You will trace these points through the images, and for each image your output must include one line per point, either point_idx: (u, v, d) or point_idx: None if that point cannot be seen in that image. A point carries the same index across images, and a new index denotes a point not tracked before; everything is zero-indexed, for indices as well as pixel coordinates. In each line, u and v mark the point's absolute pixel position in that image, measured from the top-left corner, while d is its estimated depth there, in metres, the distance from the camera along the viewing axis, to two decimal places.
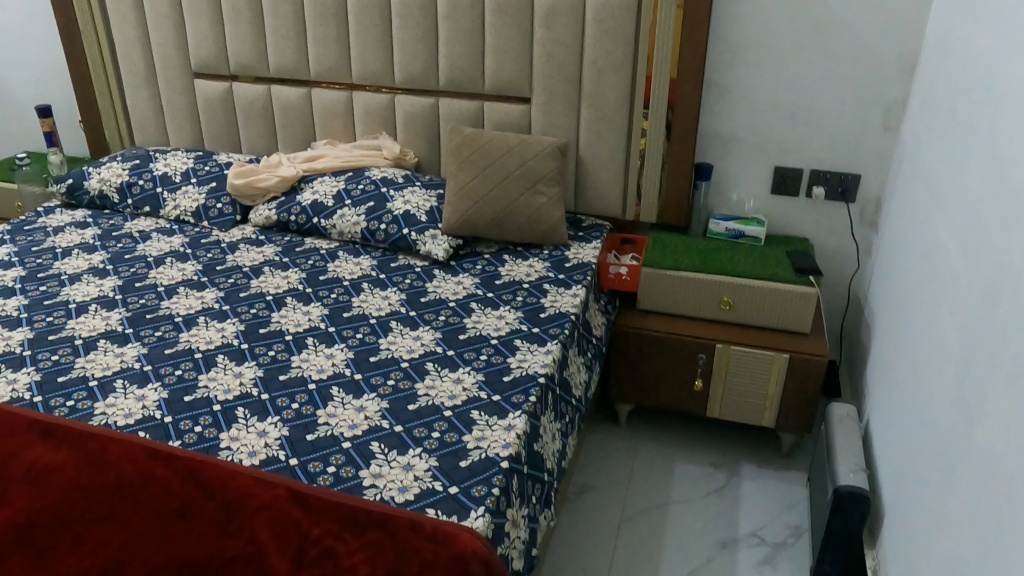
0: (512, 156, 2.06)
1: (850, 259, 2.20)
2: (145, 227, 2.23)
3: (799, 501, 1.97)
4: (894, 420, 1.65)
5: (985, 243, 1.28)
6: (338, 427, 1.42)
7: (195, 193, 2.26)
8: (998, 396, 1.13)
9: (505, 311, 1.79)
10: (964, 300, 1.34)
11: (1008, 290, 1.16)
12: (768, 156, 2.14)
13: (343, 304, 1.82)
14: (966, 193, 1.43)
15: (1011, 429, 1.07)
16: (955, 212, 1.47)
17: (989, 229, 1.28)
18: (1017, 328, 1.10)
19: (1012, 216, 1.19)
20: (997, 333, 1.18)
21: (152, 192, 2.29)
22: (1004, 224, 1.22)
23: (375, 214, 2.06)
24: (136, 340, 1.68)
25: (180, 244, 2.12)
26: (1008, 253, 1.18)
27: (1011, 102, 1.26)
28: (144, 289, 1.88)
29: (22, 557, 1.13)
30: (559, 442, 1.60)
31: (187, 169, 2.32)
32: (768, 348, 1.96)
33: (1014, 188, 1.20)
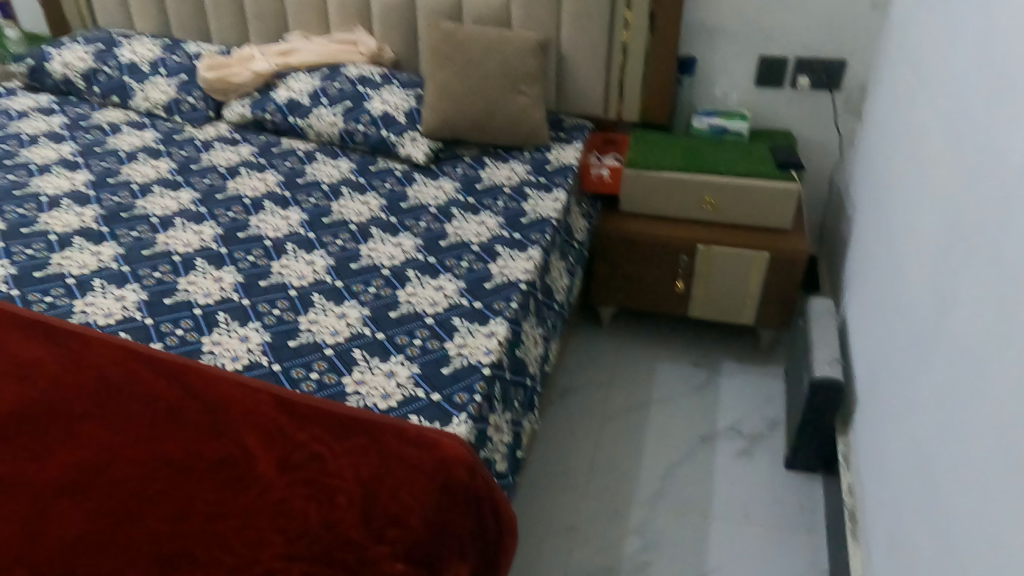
0: (492, 54, 1.98)
1: (835, 152, 2.17)
2: (114, 118, 2.14)
3: (776, 396, 2.03)
4: (870, 310, 1.68)
5: (968, 134, 1.27)
6: (320, 334, 1.42)
7: (165, 84, 2.16)
8: (974, 285, 1.15)
9: (486, 217, 1.76)
10: (944, 192, 1.34)
11: (991, 178, 1.15)
12: (754, 45, 2.07)
13: (322, 209, 1.79)
14: (951, 81, 1.39)
15: (987, 317, 1.09)
16: (940, 101, 1.44)
17: (972, 120, 1.26)
18: (998, 218, 1.10)
19: (998, 103, 1.16)
20: (977, 224, 1.18)
21: (118, 82, 2.19)
22: (989, 112, 1.19)
23: (353, 114, 2.00)
24: (112, 239, 1.65)
25: (152, 139, 2.04)
26: (992, 141, 1.16)
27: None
28: (117, 186, 1.83)
29: (12, 447, 1.15)
30: (542, 346, 1.61)
31: (155, 59, 2.21)
32: (749, 248, 1.96)
33: (1001, 70, 1.17)
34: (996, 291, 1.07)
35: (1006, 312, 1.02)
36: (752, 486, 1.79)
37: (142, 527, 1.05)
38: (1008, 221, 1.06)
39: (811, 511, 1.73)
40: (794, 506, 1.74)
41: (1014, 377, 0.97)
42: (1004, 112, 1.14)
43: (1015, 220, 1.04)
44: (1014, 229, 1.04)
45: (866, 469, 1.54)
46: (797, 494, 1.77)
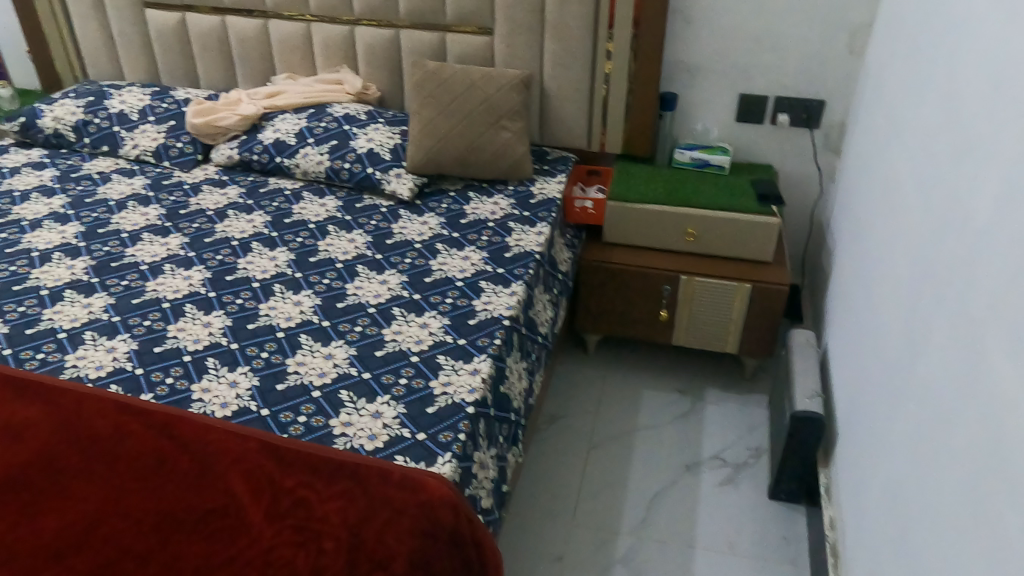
0: (475, 90, 2.02)
1: (814, 185, 2.21)
2: (105, 167, 2.17)
3: (761, 425, 2.06)
4: (849, 345, 1.72)
5: (939, 181, 1.31)
6: (307, 376, 1.45)
7: (154, 132, 2.20)
8: (945, 331, 1.18)
9: (470, 252, 1.79)
10: (917, 236, 1.38)
11: (959, 228, 1.19)
12: (733, 83, 2.12)
13: (308, 248, 1.82)
14: (922, 128, 1.44)
15: (955, 364, 1.12)
16: (912, 146, 1.48)
17: (942, 168, 1.30)
18: (966, 268, 1.14)
19: (966, 155, 1.21)
20: (946, 272, 1.22)
21: (108, 131, 2.22)
22: (958, 163, 1.24)
23: (339, 152, 2.03)
24: (102, 290, 1.67)
25: (142, 186, 2.07)
26: (962, 194, 1.20)
27: (974, 41, 1.26)
28: (107, 235, 1.86)
29: (7, 512, 1.17)
30: (526, 380, 1.64)
31: (144, 107, 2.26)
32: (731, 278, 1.99)
33: (970, 128, 1.21)
34: (965, 338, 1.10)
35: (975, 364, 1.05)
36: (737, 516, 1.82)
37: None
38: (977, 273, 1.10)
39: (794, 541, 1.76)
40: (778, 536, 1.77)
41: (980, 427, 1.00)
42: (972, 165, 1.18)
43: (983, 272, 1.08)
44: (982, 282, 1.08)
45: (846, 502, 1.57)
46: (780, 525, 1.80)
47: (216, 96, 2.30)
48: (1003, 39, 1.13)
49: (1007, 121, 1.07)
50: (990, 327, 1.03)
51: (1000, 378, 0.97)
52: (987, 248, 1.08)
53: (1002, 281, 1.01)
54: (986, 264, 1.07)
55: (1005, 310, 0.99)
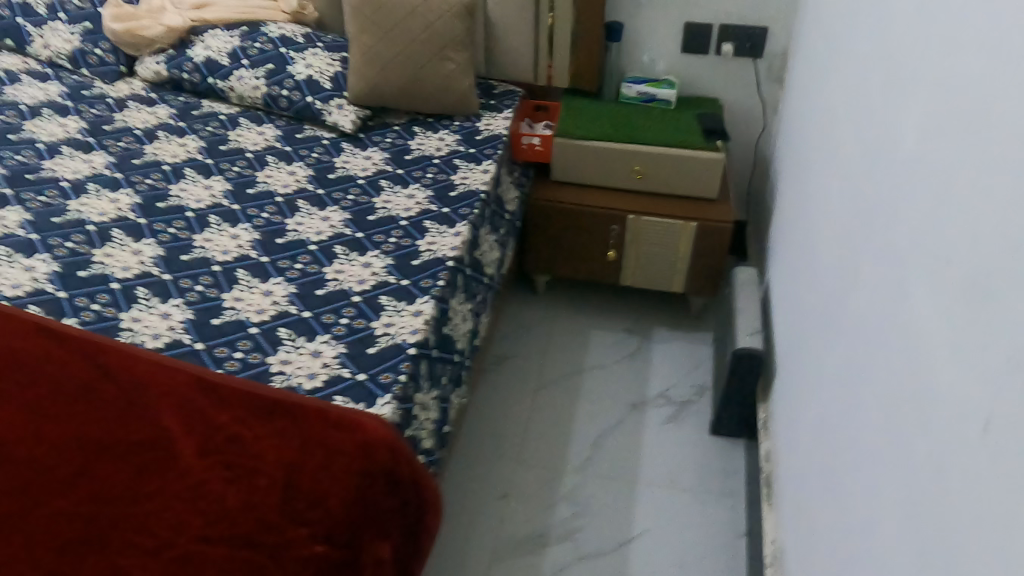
0: (417, 18, 1.90)
1: (758, 119, 2.20)
2: (12, 65, 2.04)
3: (705, 362, 2.08)
4: (788, 282, 1.74)
5: (873, 114, 1.30)
6: (245, 313, 1.37)
7: (66, 32, 2.05)
8: (875, 263, 1.20)
9: (415, 190, 1.73)
10: (852, 170, 1.37)
11: (889, 158, 1.20)
12: (679, 10, 2.07)
13: (247, 178, 1.69)
14: (860, 60, 1.42)
15: (884, 296, 1.14)
16: (846, 81, 1.48)
17: (876, 101, 1.29)
18: (895, 203, 1.14)
19: (898, 87, 1.20)
20: (878, 206, 1.22)
21: (13, 25, 2.08)
22: (891, 95, 1.23)
23: (275, 78, 1.91)
24: (17, 205, 1.54)
25: (58, 94, 1.94)
26: (896, 119, 1.19)
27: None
28: (22, 144, 1.72)
29: None
30: (471, 321, 1.62)
31: (53, 2, 2.09)
32: (678, 217, 1.98)
33: (903, 56, 1.20)
34: (894, 272, 1.11)
35: (899, 298, 1.07)
36: (679, 451, 1.85)
37: (57, 500, 1.04)
38: (904, 203, 1.11)
39: (732, 474, 1.81)
40: (717, 469, 1.82)
41: (902, 361, 1.02)
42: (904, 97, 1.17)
43: (910, 207, 1.08)
44: (908, 215, 1.08)
45: (781, 436, 1.60)
46: (720, 459, 1.84)
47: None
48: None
49: (939, 49, 1.06)
50: (913, 256, 1.04)
51: (922, 313, 0.98)
52: (913, 183, 1.08)
53: (928, 210, 1.02)
54: (912, 197, 1.08)
55: (929, 246, 0.99)
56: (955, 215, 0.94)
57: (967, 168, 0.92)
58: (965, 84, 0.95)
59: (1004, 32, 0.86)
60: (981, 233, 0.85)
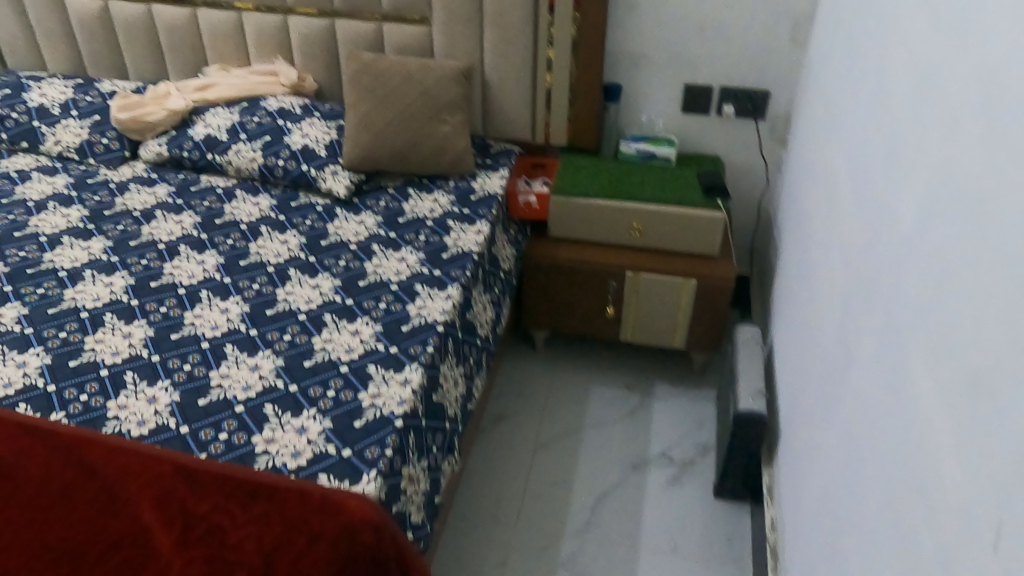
0: (413, 83, 1.95)
1: (760, 176, 2.19)
2: (24, 165, 2.07)
3: (708, 421, 2.04)
4: (795, 346, 1.71)
5: (879, 190, 1.28)
6: (231, 390, 1.38)
7: (77, 127, 2.09)
8: (876, 342, 1.17)
9: (407, 253, 1.73)
10: (858, 244, 1.36)
11: (891, 236, 1.18)
12: (677, 72, 2.08)
13: (239, 250, 1.74)
14: (867, 132, 1.42)
15: (884, 377, 1.11)
16: (855, 155, 1.49)
17: (881, 175, 1.28)
18: (897, 282, 1.12)
19: (899, 166, 1.19)
20: (880, 283, 1.20)
21: (27, 127, 2.11)
22: (893, 172, 1.22)
23: (272, 149, 1.94)
24: (16, 300, 1.58)
25: (64, 185, 1.97)
26: (896, 200, 1.18)
27: (913, 45, 1.23)
28: (25, 240, 1.76)
29: None
30: (463, 386, 1.60)
31: (65, 101, 2.15)
32: (677, 274, 1.97)
33: (903, 135, 1.20)
34: (894, 355, 1.08)
35: (902, 380, 1.03)
36: (682, 517, 1.80)
37: None
38: (904, 285, 1.09)
39: (738, 541, 1.75)
40: (722, 536, 1.77)
41: (903, 448, 0.98)
42: (905, 179, 1.15)
43: (911, 290, 1.06)
44: (910, 297, 1.06)
45: (789, 508, 1.56)
46: (725, 525, 1.79)
47: (143, 88, 2.21)
48: (935, 49, 1.11)
49: (934, 133, 1.06)
50: (914, 339, 1.02)
51: (923, 400, 0.95)
52: (915, 265, 1.06)
53: (929, 297, 0.99)
54: (911, 278, 1.06)
55: (929, 333, 0.97)
56: (952, 303, 0.91)
57: (964, 256, 0.90)
58: (963, 169, 0.94)
59: (998, 122, 0.86)
60: (979, 326, 0.83)
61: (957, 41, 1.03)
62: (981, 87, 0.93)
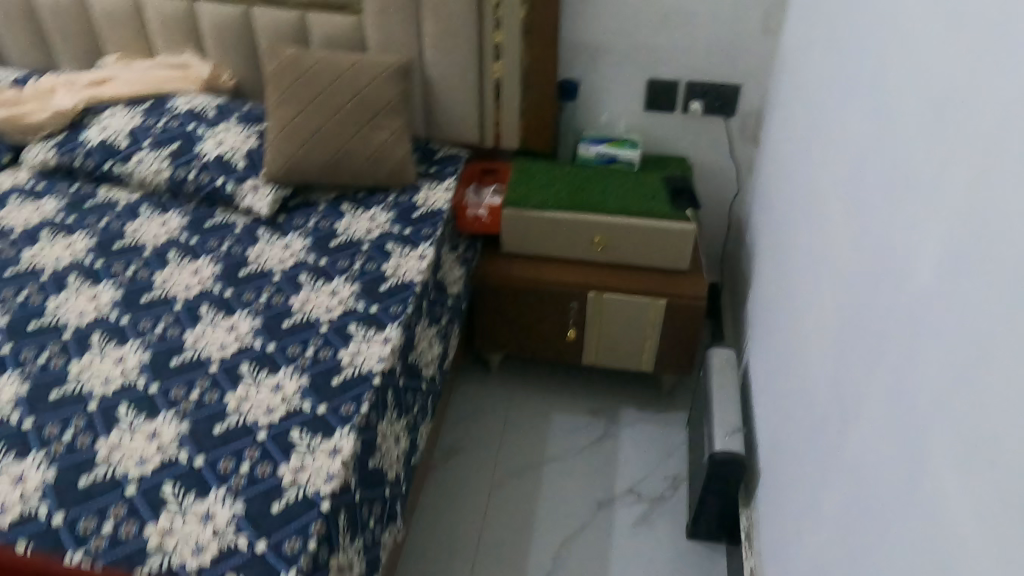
0: (343, 83, 1.72)
1: (733, 179, 2.01)
2: None
3: (679, 449, 1.89)
4: (778, 379, 1.55)
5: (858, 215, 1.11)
6: (122, 464, 1.13)
7: None
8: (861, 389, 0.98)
9: (340, 285, 1.50)
10: (841, 274, 1.19)
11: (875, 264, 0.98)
12: (640, 66, 1.87)
13: (141, 284, 1.47)
14: (855, 144, 1.24)
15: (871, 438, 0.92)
16: (840, 167, 1.31)
17: (859, 199, 1.11)
18: (876, 331, 0.95)
19: (879, 193, 1.00)
20: (858, 329, 1.03)
21: None
22: (872, 196, 1.04)
23: (182, 160, 1.69)
24: None
25: None
26: (882, 216, 0.97)
27: (895, 46, 1.04)
28: None
29: None
30: (406, 440, 1.39)
31: None
32: (643, 294, 1.79)
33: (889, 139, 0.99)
34: (881, 414, 0.89)
35: (890, 449, 0.83)
36: (653, 562, 1.64)
37: None
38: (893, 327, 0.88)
39: None
40: None
41: (889, 538, 0.80)
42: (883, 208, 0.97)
43: (891, 349, 0.88)
44: (886, 358, 0.89)
45: (771, 565, 1.40)
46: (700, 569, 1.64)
47: (25, 80, 1.91)
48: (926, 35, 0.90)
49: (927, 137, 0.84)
50: (905, 394, 0.81)
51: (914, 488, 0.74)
52: (891, 314, 0.89)
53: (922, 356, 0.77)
54: (897, 324, 0.86)
55: (903, 407, 0.80)
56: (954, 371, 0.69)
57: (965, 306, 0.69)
58: (951, 199, 0.75)
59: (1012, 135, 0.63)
60: (956, 408, 0.68)
61: (936, 49, 0.85)
62: (961, 110, 0.76)
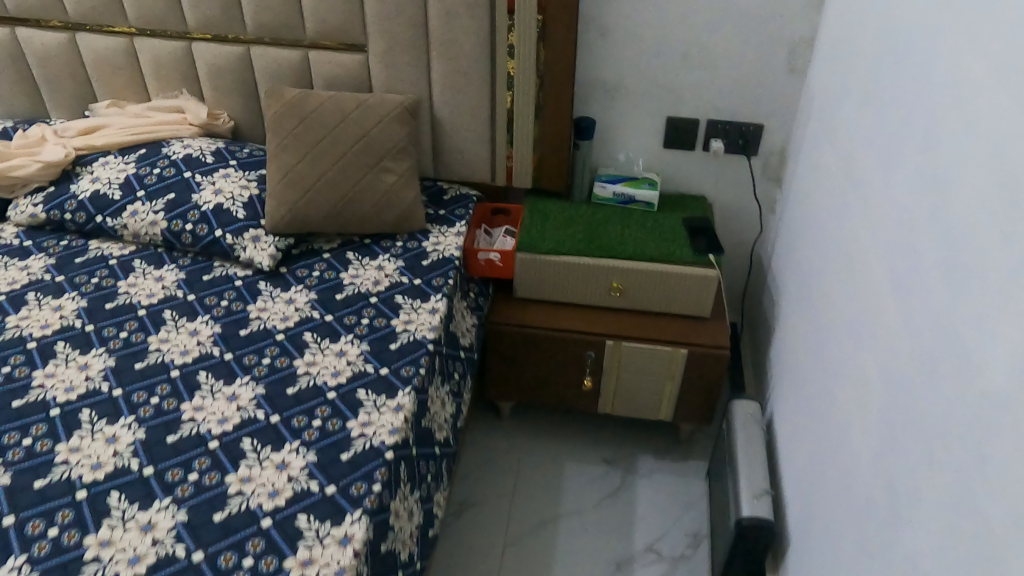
0: (349, 125, 1.65)
1: (754, 219, 1.95)
2: None
3: (699, 502, 1.81)
4: (809, 441, 1.46)
5: (915, 289, 1.04)
6: (113, 564, 1.04)
7: None
8: (923, 497, 0.92)
9: (347, 344, 1.42)
10: (888, 346, 1.11)
11: (941, 360, 0.92)
12: (658, 104, 1.80)
13: (135, 349, 1.39)
14: (892, 203, 1.17)
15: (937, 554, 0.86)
16: (876, 226, 1.24)
17: (917, 272, 1.04)
18: (955, 428, 0.86)
19: (949, 270, 0.94)
20: (925, 420, 0.95)
21: None
22: (939, 276, 0.97)
23: (177, 210, 1.62)
24: None
25: None
26: (954, 307, 0.91)
27: (952, 113, 0.99)
28: None
29: None
30: (418, 514, 1.31)
31: None
32: (663, 343, 1.70)
33: (955, 225, 0.94)
34: (954, 531, 0.83)
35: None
36: None
37: None
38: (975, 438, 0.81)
39: None
40: None
41: None
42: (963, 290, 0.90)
43: (981, 459, 0.79)
44: (975, 465, 0.80)
45: None
46: None
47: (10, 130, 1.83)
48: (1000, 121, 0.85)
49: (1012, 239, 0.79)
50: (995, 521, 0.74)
51: None
52: (982, 417, 0.80)
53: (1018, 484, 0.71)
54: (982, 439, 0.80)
55: (1008, 541, 0.71)
56: None
57: None
58: None
59: None
60: None
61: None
62: None
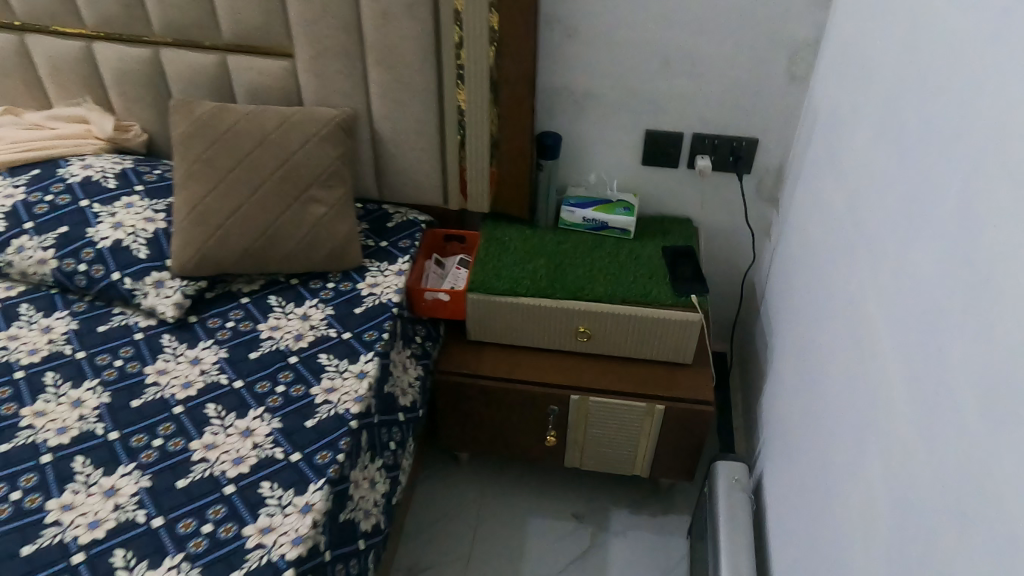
0: (269, 148, 1.43)
1: (746, 242, 1.72)
2: None
3: (679, 567, 1.61)
4: (799, 529, 1.25)
5: (931, 401, 0.81)
6: None
7: None
8: None
9: (255, 420, 1.21)
10: (890, 457, 0.89)
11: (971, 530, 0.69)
12: (635, 116, 1.56)
13: (5, 423, 1.21)
14: (903, 274, 0.94)
15: None
16: (882, 299, 1.00)
17: (932, 379, 0.81)
18: None
19: (983, 404, 0.70)
20: None
21: None
22: (964, 396, 0.75)
23: (70, 248, 1.42)
24: None
25: None
26: (988, 463, 0.68)
27: (994, 187, 0.74)
28: None
29: None
30: None
31: None
32: (636, 399, 1.48)
33: (992, 346, 0.70)
34: None
35: None
36: None
37: None
38: None
39: None
40: None
41: None
42: (999, 434, 0.67)
43: None
44: None
45: None
46: None
47: None
48: None
49: None
50: None
51: None
52: None
53: None
54: None
55: None
56: None
57: None
58: None
59: None
60: None
61: None
62: None
